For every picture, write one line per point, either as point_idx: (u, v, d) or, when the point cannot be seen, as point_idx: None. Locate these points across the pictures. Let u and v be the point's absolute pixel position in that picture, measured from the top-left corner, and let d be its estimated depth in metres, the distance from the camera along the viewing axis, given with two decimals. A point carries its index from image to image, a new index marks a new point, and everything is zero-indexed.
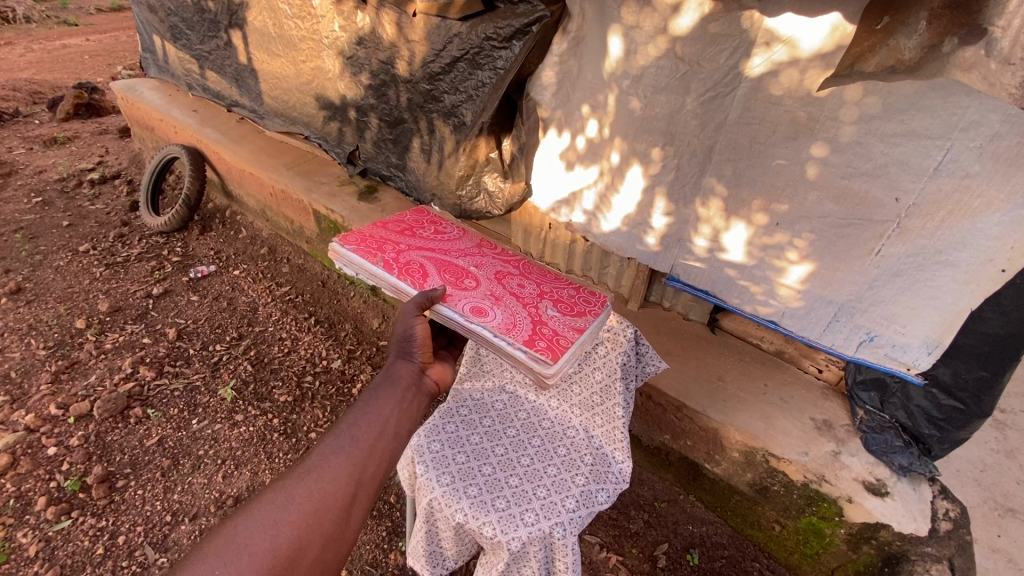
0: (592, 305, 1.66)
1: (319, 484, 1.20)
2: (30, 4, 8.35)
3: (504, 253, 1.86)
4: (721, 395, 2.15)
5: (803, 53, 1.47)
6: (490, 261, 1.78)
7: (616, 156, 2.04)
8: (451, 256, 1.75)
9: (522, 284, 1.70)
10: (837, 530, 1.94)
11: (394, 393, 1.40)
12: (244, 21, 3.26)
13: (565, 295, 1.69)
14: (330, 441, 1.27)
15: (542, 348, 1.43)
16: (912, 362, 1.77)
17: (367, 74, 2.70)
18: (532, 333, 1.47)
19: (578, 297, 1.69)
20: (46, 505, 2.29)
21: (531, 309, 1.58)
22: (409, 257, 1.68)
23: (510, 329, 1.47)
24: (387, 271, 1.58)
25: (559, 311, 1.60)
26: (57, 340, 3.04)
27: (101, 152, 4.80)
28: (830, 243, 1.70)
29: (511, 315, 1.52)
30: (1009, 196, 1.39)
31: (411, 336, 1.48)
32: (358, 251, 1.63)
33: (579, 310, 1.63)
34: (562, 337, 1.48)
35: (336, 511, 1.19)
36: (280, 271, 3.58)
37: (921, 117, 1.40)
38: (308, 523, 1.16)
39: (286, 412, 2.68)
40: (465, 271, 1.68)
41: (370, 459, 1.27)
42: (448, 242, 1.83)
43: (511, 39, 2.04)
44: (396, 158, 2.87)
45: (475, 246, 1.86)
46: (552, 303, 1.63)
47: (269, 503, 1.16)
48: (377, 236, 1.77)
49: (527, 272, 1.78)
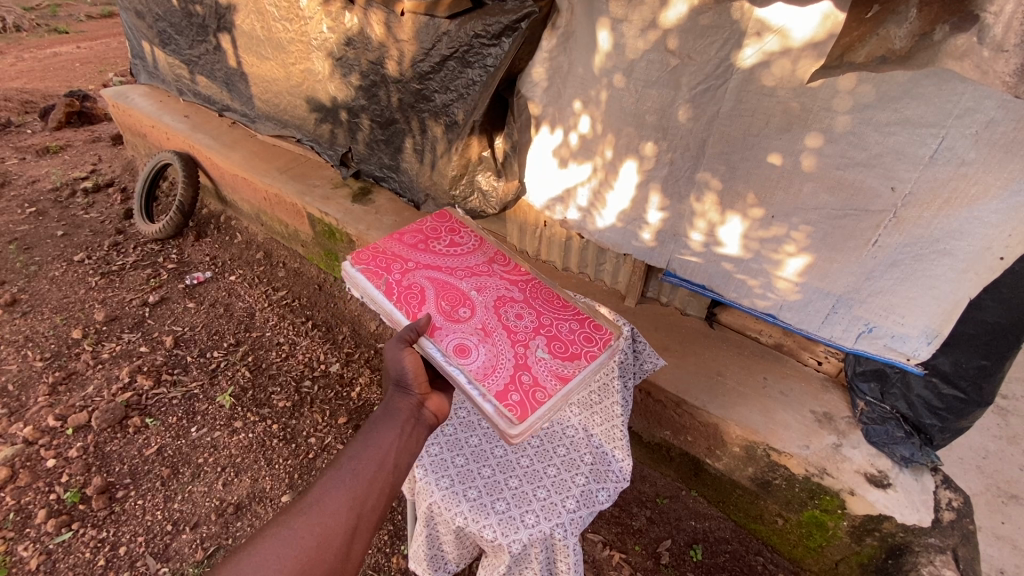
0: (591, 347, 1.52)
1: (321, 517, 1.09)
2: (19, 12, 8.30)
3: (514, 269, 1.74)
4: (720, 390, 2.13)
5: (795, 43, 1.45)
6: (494, 282, 1.68)
7: (610, 152, 2.02)
8: (455, 277, 1.66)
9: (519, 313, 1.59)
10: (839, 522, 1.93)
11: (394, 420, 1.28)
12: (232, 24, 3.23)
13: (564, 330, 1.56)
14: (332, 469, 1.17)
15: (513, 403, 1.35)
16: (912, 352, 1.75)
17: (357, 75, 2.68)
18: (509, 381, 1.39)
19: (578, 334, 1.55)
20: (46, 518, 2.28)
21: (519, 349, 1.48)
22: (413, 278, 1.62)
23: (487, 376, 1.39)
24: (385, 297, 1.55)
25: (550, 352, 1.49)
26: (53, 351, 3.03)
27: (95, 160, 4.77)
28: (828, 234, 1.69)
29: (493, 358, 1.44)
30: (1006, 183, 1.37)
31: (405, 370, 1.34)
32: (363, 273, 1.60)
33: (573, 352, 1.50)
34: (539, 388, 1.39)
35: (336, 546, 1.08)
36: (277, 275, 3.57)
37: (915, 105, 1.37)
38: (308, 560, 1.05)
39: (285, 418, 2.67)
40: (464, 296, 1.60)
41: (373, 489, 1.16)
42: (457, 259, 1.73)
43: (499, 36, 2.00)
44: (389, 159, 2.85)
45: (485, 262, 1.75)
46: (546, 342, 1.52)
47: (270, 539, 1.05)
48: (390, 252, 1.71)
49: (534, 297, 1.65)
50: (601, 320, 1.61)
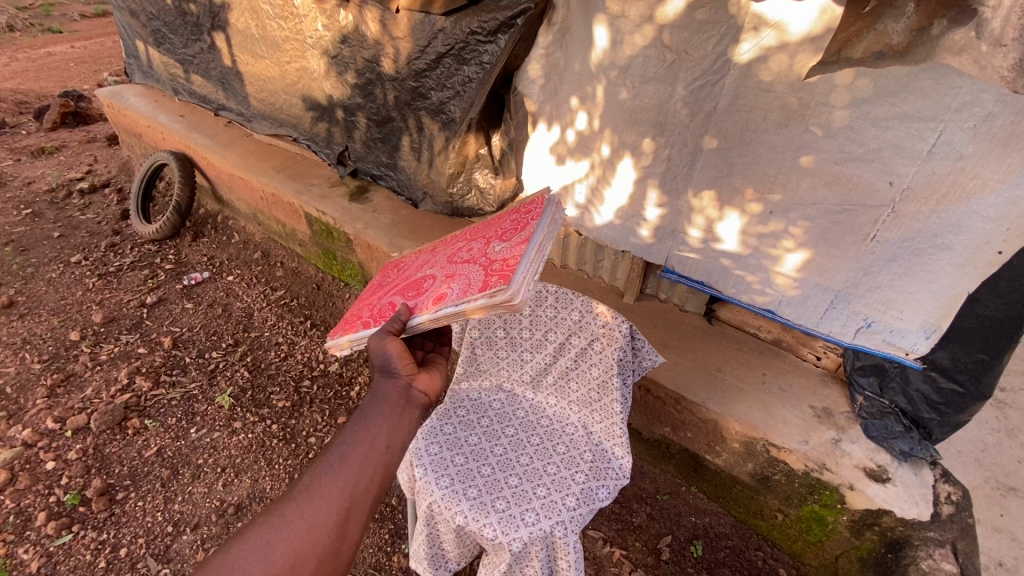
0: (532, 212, 1.50)
1: (313, 500, 1.10)
2: (13, 12, 8.23)
3: (454, 240, 1.76)
4: (719, 386, 2.14)
5: (793, 37, 1.44)
6: (442, 255, 1.68)
7: (607, 149, 2.01)
8: (412, 277, 1.65)
9: (469, 248, 1.57)
10: (839, 517, 1.94)
11: (383, 404, 1.29)
12: (226, 23, 3.21)
13: (507, 226, 1.55)
14: (323, 454, 1.18)
15: (496, 281, 1.27)
16: (910, 347, 1.75)
17: (352, 73, 2.66)
18: (486, 276, 1.32)
19: (519, 217, 1.54)
20: (46, 520, 2.28)
21: (481, 260, 1.43)
22: (381, 304, 1.59)
23: (466, 289, 1.32)
24: (365, 327, 1.49)
25: (505, 242, 1.45)
26: (51, 353, 3.03)
27: (90, 161, 4.75)
28: (827, 230, 1.68)
29: (464, 279, 1.38)
30: (1003, 177, 1.37)
31: (388, 355, 1.33)
32: (340, 334, 1.55)
33: (523, 224, 1.47)
34: (512, 257, 1.32)
35: (330, 529, 1.09)
36: (275, 275, 3.56)
37: (913, 99, 1.37)
38: (301, 544, 1.06)
39: (284, 418, 2.67)
40: (422, 279, 1.58)
41: (365, 470, 1.16)
42: (408, 271, 1.74)
43: (496, 33, 1.99)
44: (386, 158, 2.84)
45: (431, 254, 1.76)
46: (497, 241, 1.49)
47: (262, 524, 1.06)
48: (353, 312, 1.69)
49: (474, 235, 1.66)
50: (530, 199, 1.62)
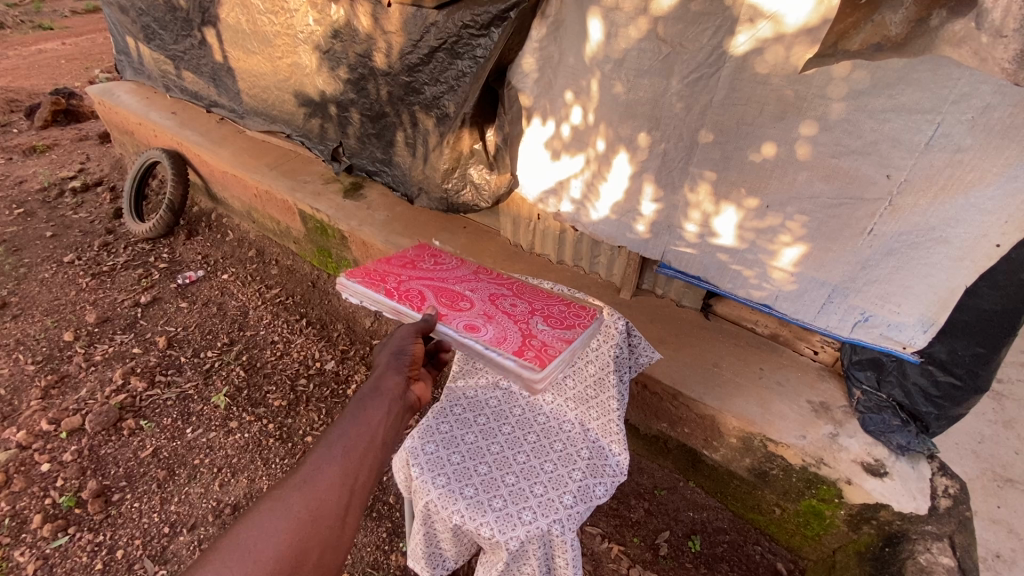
0: (582, 319, 1.74)
1: (317, 490, 1.13)
2: (3, 10, 8.15)
3: (499, 277, 1.95)
4: (717, 381, 2.13)
5: (788, 28, 1.42)
6: (485, 285, 1.87)
7: (602, 143, 1.99)
8: (449, 283, 1.84)
9: (514, 302, 1.79)
10: (837, 511, 1.94)
11: (381, 401, 1.35)
12: (217, 18, 3.17)
13: (555, 310, 1.77)
14: (323, 447, 1.22)
15: (530, 357, 1.51)
16: (908, 341, 1.74)
17: (345, 68, 2.63)
18: (521, 344, 1.55)
19: (569, 312, 1.77)
20: (42, 522, 2.27)
21: (521, 324, 1.66)
22: (409, 285, 1.77)
23: (501, 342, 1.55)
24: (388, 297, 1.67)
25: (549, 324, 1.67)
26: (45, 354, 3.01)
27: (82, 159, 4.71)
28: (823, 224, 1.67)
29: (501, 330, 1.61)
30: (1001, 169, 1.35)
31: (402, 352, 1.48)
32: (362, 283, 1.72)
33: (569, 322, 1.70)
34: (551, 347, 1.55)
35: (333, 519, 1.12)
36: (270, 273, 3.54)
37: (911, 91, 1.35)
38: (305, 533, 1.08)
39: (281, 417, 2.66)
40: (460, 295, 1.77)
41: (364, 463, 1.22)
42: (446, 271, 1.92)
43: (488, 26, 1.96)
44: (380, 153, 2.81)
45: (472, 273, 1.94)
46: (542, 318, 1.71)
47: (265, 511, 1.08)
48: (377, 269, 1.85)
49: (521, 292, 1.86)
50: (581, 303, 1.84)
